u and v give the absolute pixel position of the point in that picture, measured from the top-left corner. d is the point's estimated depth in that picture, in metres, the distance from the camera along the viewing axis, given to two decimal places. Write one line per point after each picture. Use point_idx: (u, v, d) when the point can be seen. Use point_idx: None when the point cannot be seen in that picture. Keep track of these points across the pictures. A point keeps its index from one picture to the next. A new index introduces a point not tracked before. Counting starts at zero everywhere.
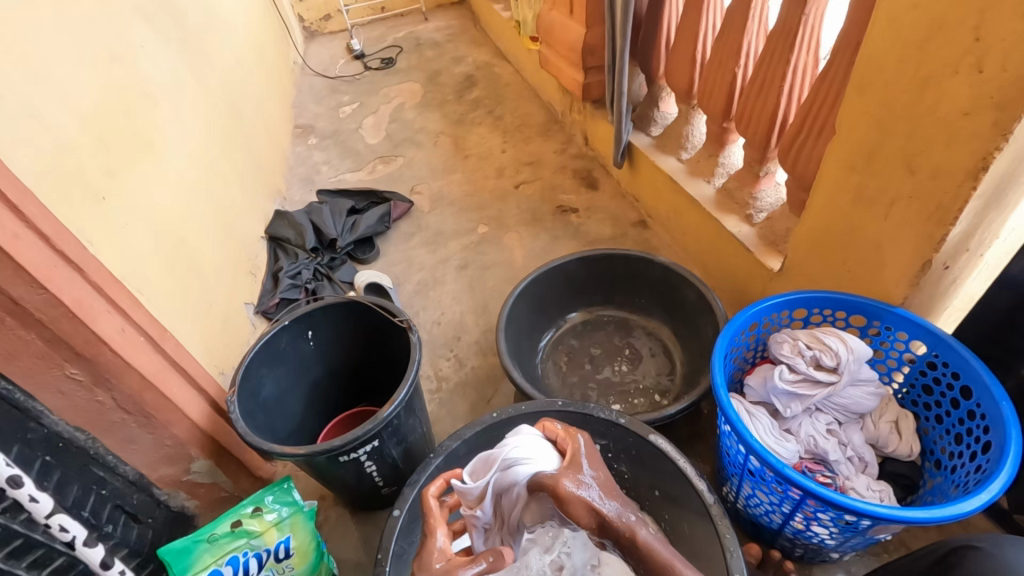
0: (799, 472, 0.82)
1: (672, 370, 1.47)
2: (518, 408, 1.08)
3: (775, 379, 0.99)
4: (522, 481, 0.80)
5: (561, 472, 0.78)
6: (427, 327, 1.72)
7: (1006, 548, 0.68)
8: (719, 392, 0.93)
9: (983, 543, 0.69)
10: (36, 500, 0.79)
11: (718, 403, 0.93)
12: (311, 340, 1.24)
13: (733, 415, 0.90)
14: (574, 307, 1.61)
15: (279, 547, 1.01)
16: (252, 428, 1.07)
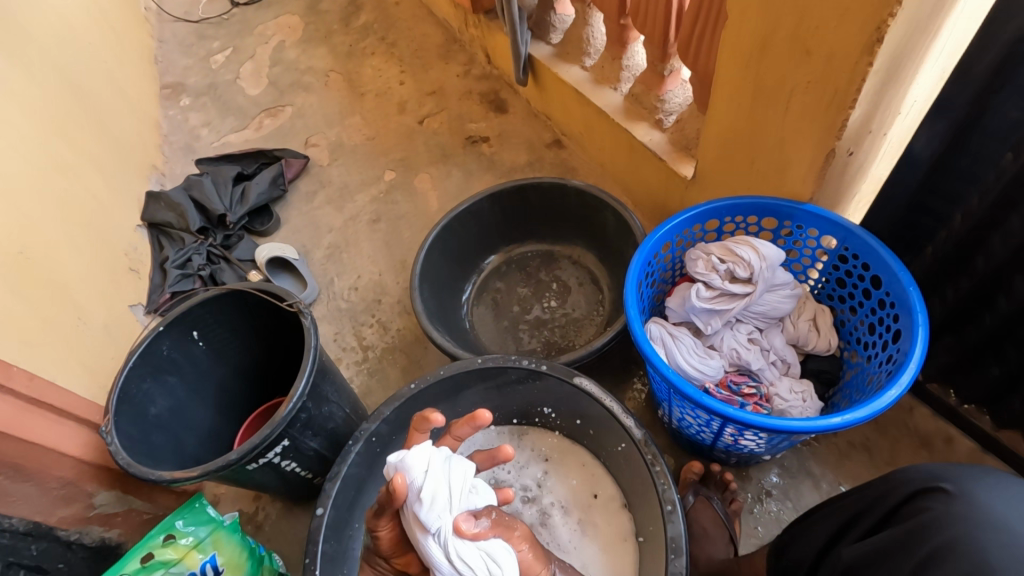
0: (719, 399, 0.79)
1: (602, 297, 1.42)
2: (436, 375, 1.00)
3: (694, 299, 0.94)
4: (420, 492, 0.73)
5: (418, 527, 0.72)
6: (345, 294, 1.59)
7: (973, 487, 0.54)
8: (634, 326, 0.87)
9: (951, 485, 0.55)
10: None
11: (634, 339, 0.87)
12: (200, 341, 1.11)
13: (650, 350, 0.85)
14: (494, 249, 1.52)
15: (206, 567, 0.94)
16: (142, 453, 0.96)
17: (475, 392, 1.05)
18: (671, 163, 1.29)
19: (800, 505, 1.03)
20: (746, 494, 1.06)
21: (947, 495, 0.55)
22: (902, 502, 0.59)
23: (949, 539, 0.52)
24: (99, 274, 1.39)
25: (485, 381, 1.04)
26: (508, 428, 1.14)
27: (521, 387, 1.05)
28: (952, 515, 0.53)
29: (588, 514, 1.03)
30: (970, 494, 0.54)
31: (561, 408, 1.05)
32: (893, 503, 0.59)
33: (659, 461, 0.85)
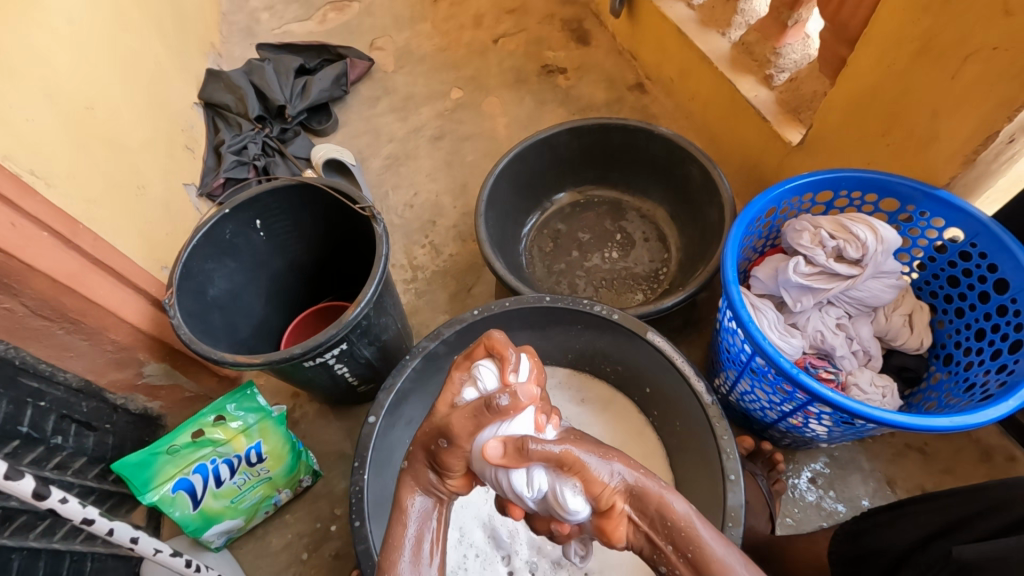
0: (813, 379, 0.75)
1: (667, 256, 1.35)
2: (501, 305, 0.97)
3: (792, 271, 0.88)
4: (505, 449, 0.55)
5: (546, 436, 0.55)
6: (400, 210, 1.53)
7: None
8: (730, 289, 0.82)
9: None
10: (66, 502, 0.69)
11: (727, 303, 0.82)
12: (262, 231, 1.08)
13: (744, 317, 0.80)
14: (562, 187, 1.45)
15: (250, 452, 0.96)
16: (199, 332, 0.95)
17: (535, 329, 1.02)
18: (776, 126, 1.19)
19: (845, 495, 1.01)
20: (791, 476, 1.04)
21: None
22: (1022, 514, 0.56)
23: None
24: (159, 146, 1.34)
25: (549, 320, 1.01)
26: (563, 368, 1.12)
27: (584, 331, 1.01)
28: None
29: None
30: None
31: (619, 358, 1.02)
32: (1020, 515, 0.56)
33: (727, 429, 0.82)
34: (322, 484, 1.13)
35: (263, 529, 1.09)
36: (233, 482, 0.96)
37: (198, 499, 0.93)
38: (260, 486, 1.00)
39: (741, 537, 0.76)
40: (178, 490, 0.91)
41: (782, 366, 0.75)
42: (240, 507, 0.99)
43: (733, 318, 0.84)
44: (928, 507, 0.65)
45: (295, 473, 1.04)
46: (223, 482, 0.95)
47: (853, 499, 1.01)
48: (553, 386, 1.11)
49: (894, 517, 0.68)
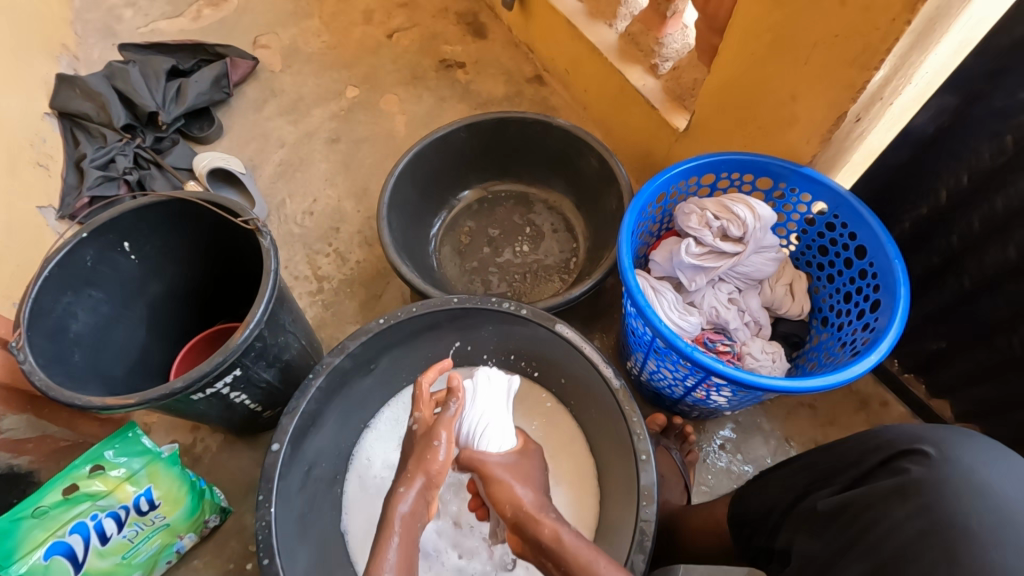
0: (706, 353, 0.79)
1: (575, 245, 1.37)
2: (407, 311, 0.94)
3: (684, 251, 0.93)
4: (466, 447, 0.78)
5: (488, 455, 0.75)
6: (298, 218, 1.44)
7: (956, 450, 0.55)
8: (627, 275, 0.84)
9: (935, 451, 0.56)
10: None
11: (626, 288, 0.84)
12: (132, 254, 0.97)
13: (642, 302, 0.83)
14: (467, 184, 1.43)
15: (140, 500, 0.87)
16: (62, 375, 0.84)
17: (446, 331, 1.00)
18: (663, 112, 1.24)
19: (750, 456, 1.09)
20: (701, 446, 1.10)
21: (929, 458, 0.55)
22: (875, 462, 0.59)
23: (929, 507, 0.52)
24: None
25: (458, 321, 0.99)
26: (476, 367, 1.09)
27: (494, 328, 1.00)
28: (937, 478, 0.53)
29: (554, 457, 1.03)
30: (951, 457, 0.55)
31: (533, 352, 1.02)
32: (868, 465, 0.60)
33: (635, 410, 0.85)
34: (233, 521, 1.04)
35: None
36: (123, 536, 0.87)
37: (80, 562, 0.83)
38: (156, 535, 0.91)
39: (655, 515, 0.78)
40: (52, 555, 0.80)
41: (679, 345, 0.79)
42: (135, 561, 0.90)
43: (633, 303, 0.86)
44: (800, 470, 0.68)
45: (198, 514, 0.95)
46: (109, 538, 0.85)
47: (757, 459, 1.08)
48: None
49: (772, 480, 0.71)
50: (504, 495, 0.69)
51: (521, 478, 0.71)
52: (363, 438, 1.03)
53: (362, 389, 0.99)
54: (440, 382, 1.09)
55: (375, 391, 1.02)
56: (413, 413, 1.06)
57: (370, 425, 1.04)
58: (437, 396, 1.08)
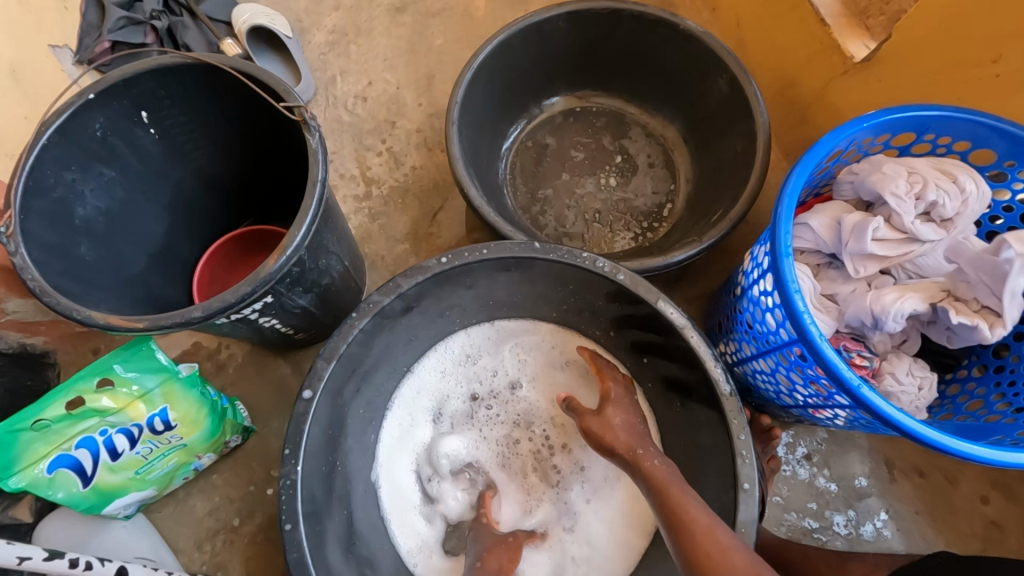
0: (882, 396, 0.57)
1: (673, 188, 1.13)
2: (476, 253, 0.76)
3: (870, 235, 0.71)
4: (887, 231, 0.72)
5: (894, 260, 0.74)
6: (348, 103, 1.21)
7: None
8: (783, 261, 0.61)
9: None
10: None
11: (778, 284, 0.61)
12: (150, 127, 0.78)
13: (798, 308, 0.60)
14: (554, 90, 1.17)
15: (155, 421, 0.77)
16: (67, 269, 0.70)
17: (517, 279, 0.83)
18: (834, 31, 0.91)
19: (840, 474, 0.93)
20: (784, 452, 0.95)
21: None
22: None
23: None
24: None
25: (535, 271, 0.80)
26: (541, 323, 0.93)
27: (575, 287, 0.82)
28: None
29: None
30: None
31: (616, 321, 0.84)
32: None
33: (744, 428, 0.68)
34: (255, 441, 0.96)
35: (185, 491, 0.93)
36: (136, 454, 0.78)
37: (89, 477, 0.75)
38: (172, 454, 0.82)
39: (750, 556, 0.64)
40: (59, 469, 0.72)
41: (848, 382, 0.56)
42: (150, 477, 0.82)
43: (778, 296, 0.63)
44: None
45: (219, 435, 0.86)
46: (121, 455, 0.76)
47: (847, 478, 0.93)
48: (531, 341, 0.94)
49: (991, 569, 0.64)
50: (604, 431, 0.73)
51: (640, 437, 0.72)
52: (403, 385, 0.91)
53: (409, 330, 0.84)
54: (497, 333, 0.94)
55: (422, 333, 0.87)
56: (460, 366, 0.93)
57: (411, 370, 0.91)
58: (489, 349, 0.94)
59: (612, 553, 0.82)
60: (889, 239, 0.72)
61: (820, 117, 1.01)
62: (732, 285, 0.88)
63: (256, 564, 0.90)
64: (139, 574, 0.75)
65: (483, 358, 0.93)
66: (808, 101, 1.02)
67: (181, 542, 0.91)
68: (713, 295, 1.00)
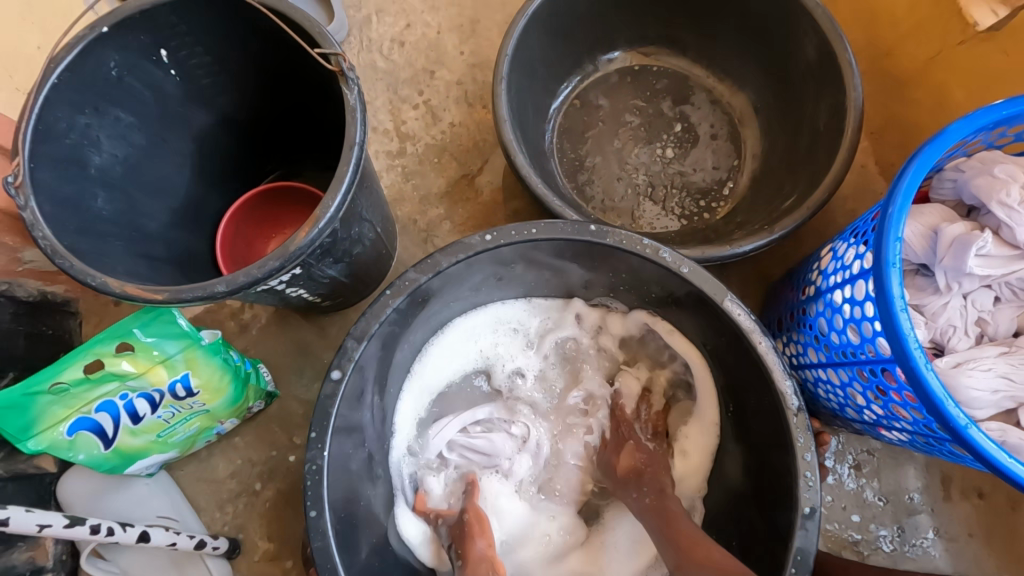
0: (989, 437, 0.51)
1: (737, 164, 1.02)
2: (524, 233, 0.68)
3: (973, 253, 0.61)
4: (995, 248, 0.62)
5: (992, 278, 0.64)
6: (384, 48, 1.11)
7: None
8: (891, 273, 0.53)
9: None
10: None
11: (881, 302, 0.54)
12: (170, 67, 0.71)
13: (903, 331, 0.53)
14: (613, 44, 1.05)
15: (176, 387, 0.73)
16: (84, 223, 0.65)
17: (565, 262, 0.75)
18: None
19: (891, 488, 0.88)
20: (832, 459, 0.89)
21: None
22: None
23: None
24: None
25: (585, 255, 0.73)
26: (584, 302, 0.85)
27: (627, 274, 0.74)
28: None
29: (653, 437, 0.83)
30: None
31: (669, 315, 0.77)
32: None
33: (812, 448, 0.62)
34: (278, 406, 0.93)
35: (207, 451, 0.92)
36: (158, 417, 0.75)
37: (111, 440, 0.72)
38: (195, 419, 0.79)
39: None
40: (79, 432, 0.69)
41: (956, 423, 0.51)
42: (171, 441, 0.80)
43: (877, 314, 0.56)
44: None
45: (242, 401, 0.83)
46: (142, 418, 0.74)
47: (899, 493, 0.87)
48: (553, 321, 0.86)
49: None
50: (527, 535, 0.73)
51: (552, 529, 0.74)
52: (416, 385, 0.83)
53: (444, 308, 0.78)
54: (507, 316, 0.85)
55: (454, 311, 0.81)
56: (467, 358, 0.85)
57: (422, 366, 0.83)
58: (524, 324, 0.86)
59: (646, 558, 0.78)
60: (995, 257, 0.62)
61: (918, 94, 0.88)
62: (799, 282, 0.80)
63: (277, 530, 0.89)
64: (161, 538, 0.74)
65: (513, 333, 0.86)
66: (906, 74, 0.89)
67: (203, 502, 0.90)
68: (772, 287, 0.92)
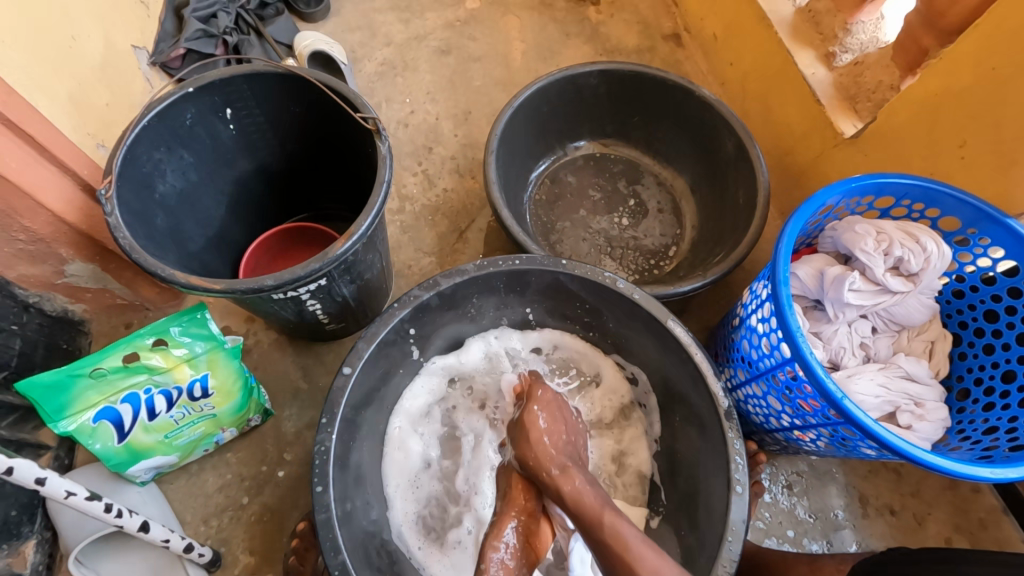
0: (861, 409, 0.68)
1: (679, 232, 1.24)
2: (509, 263, 0.85)
3: (847, 287, 0.81)
4: (863, 284, 0.82)
5: (866, 308, 0.83)
6: (391, 128, 1.33)
7: None
8: (781, 289, 0.72)
9: None
10: None
11: (777, 306, 0.72)
12: (230, 123, 0.89)
13: (793, 329, 0.71)
14: (579, 135, 1.31)
15: (194, 385, 0.82)
16: (144, 235, 0.78)
17: (540, 290, 0.91)
18: (828, 110, 1.06)
19: (819, 506, 1.00)
20: (767, 480, 1.02)
21: None
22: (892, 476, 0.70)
23: None
24: None
25: (557, 285, 0.89)
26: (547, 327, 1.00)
27: (591, 303, 0.91)
28: None
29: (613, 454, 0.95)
30: None
31: (625, 339, 0.93)
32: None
33: (738, 436, 0.76)
34: (271, 424, 1.01)
35: (198, 466, 0.97)
36: (169, 416, 0.83)
37: (125, 433, 0.79)
38: (201, 423, 0.87)
39: (738, 554, 0.70)
40: (102, 420, 0.77)
41: (833, 393, 0.68)
42: (176, 443, 0.86)
43: (776, 322, 0.74)
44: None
45: (244, 411, 0.91)
46: (157, 415, 0.81)
47: (825, 511, 1.00)
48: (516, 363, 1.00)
49: None
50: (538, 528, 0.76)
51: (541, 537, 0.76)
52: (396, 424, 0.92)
53: (437, 328, 0.91)
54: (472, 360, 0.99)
55: (443, 335, 0.94)
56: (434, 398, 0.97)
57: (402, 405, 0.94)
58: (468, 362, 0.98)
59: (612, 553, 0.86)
60: (864, 290, 0.82)
61: (814, 183, 1.14)
62: (729, 319, 0.98)
63: (259, 544, 0.93)
64: (158, 533, 0.78)
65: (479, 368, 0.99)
66: (802, 168, 1.16)
67: (188, 515, 0.94)
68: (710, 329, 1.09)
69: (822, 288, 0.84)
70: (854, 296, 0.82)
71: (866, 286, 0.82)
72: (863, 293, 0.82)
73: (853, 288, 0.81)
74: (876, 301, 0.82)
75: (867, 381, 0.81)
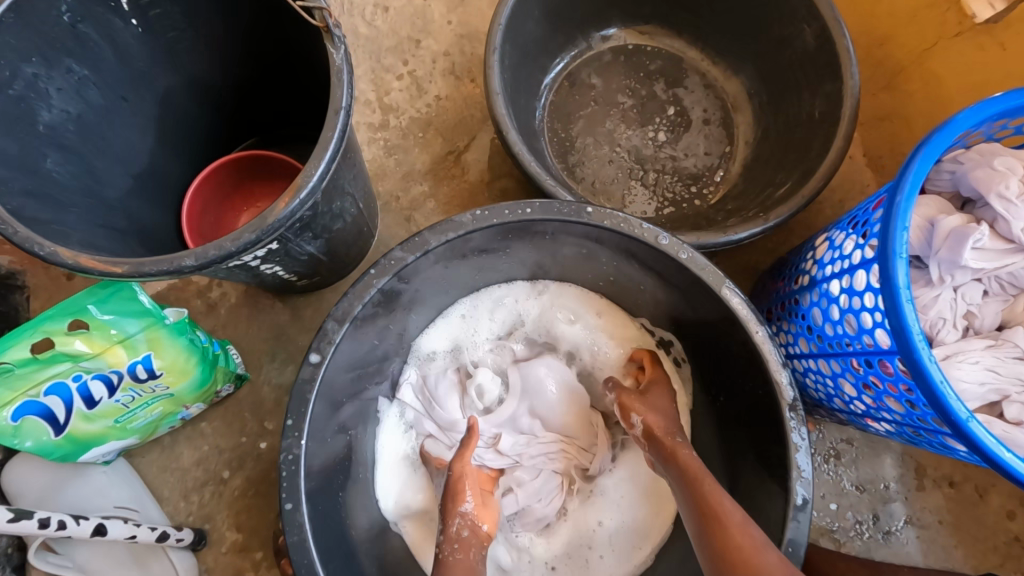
0: (989, 432, 0.50)
1: (729, 150, 1.00)
2: (519, 213, 0.65)
3: (970, 245, 0.60)
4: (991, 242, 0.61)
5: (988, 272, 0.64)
6: (367, 13, 1.04)
7: None
8: (896, 263, 0.51)
9: None
10: None
11: (886, 292, 0.52)
12: (133, 19, 0.66)
13: (907, 323, 0.51)
14: (608, 24, 1.03)
15: (136, 369, 0.67)
16: (34, 185, 0.59)
17: (557, 243, 0.72)
18: None
19: (868, 477, 0.89)
20: (813, 448, 0.90)
21: None
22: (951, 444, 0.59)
23: None
24: None
25: (579, 238, 0.70)
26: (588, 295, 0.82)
27: (621, 260, 0.72)
28: None
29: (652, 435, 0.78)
30: None
31: (662, 301, 0.75)
32: None
33: (805, 448, 0.61)
34: (248, 390, 0.88)
35: (170, 438, 0.86)
36: (116, 402, 0.70)
37: (62, 425, 0.67)
38: (157, 403, 0.74)
39: None
40: (26, 415, 0.64)
41: (957, 416, 0.49)
42: (131, 427, 0.74)
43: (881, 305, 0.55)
44: None
45: (209, 385, 0.78)
46: (97, 403, 0.68)
47: (875, 482, 0.89)
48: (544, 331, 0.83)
49: None
50: (651, 405, 0.70)
51: (654, 407, 0.70)
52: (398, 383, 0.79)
53: (429, 289, 0.74)
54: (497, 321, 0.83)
55: (436, 295, 0.77)
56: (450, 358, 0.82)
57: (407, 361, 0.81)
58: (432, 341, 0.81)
59: (641, 524, 0.75)
60: (988, 248, 0.62)
61: (912, 86, 0.89)
62: (792, 273, 0.78)
63: (246, 520, 0.85)
64: (119, 531, 0.69)
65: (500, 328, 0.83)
66: (900, 62, 0.90)
67: (165, 491, 0.85)
68: (760, 276, 0.91)
69: (933, 247, 0.63)
70: (978, 257, 0.62)
71: (993, 244, 0.62)
72: (988, 254, 0.62)
73: (978, 246, 0.61)
74: (1003, 263, 0.62)
75: (972, 369, 0.63)
